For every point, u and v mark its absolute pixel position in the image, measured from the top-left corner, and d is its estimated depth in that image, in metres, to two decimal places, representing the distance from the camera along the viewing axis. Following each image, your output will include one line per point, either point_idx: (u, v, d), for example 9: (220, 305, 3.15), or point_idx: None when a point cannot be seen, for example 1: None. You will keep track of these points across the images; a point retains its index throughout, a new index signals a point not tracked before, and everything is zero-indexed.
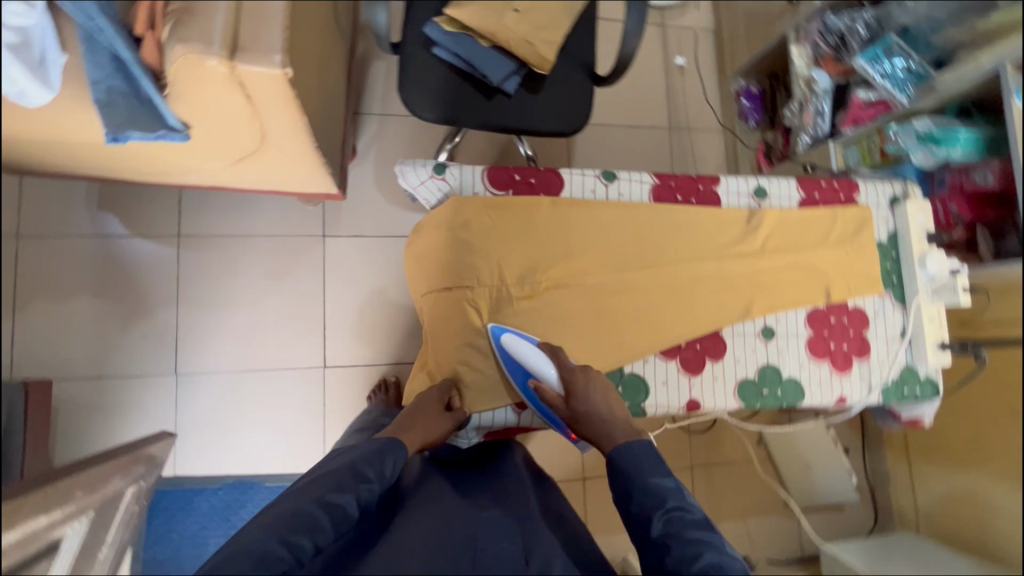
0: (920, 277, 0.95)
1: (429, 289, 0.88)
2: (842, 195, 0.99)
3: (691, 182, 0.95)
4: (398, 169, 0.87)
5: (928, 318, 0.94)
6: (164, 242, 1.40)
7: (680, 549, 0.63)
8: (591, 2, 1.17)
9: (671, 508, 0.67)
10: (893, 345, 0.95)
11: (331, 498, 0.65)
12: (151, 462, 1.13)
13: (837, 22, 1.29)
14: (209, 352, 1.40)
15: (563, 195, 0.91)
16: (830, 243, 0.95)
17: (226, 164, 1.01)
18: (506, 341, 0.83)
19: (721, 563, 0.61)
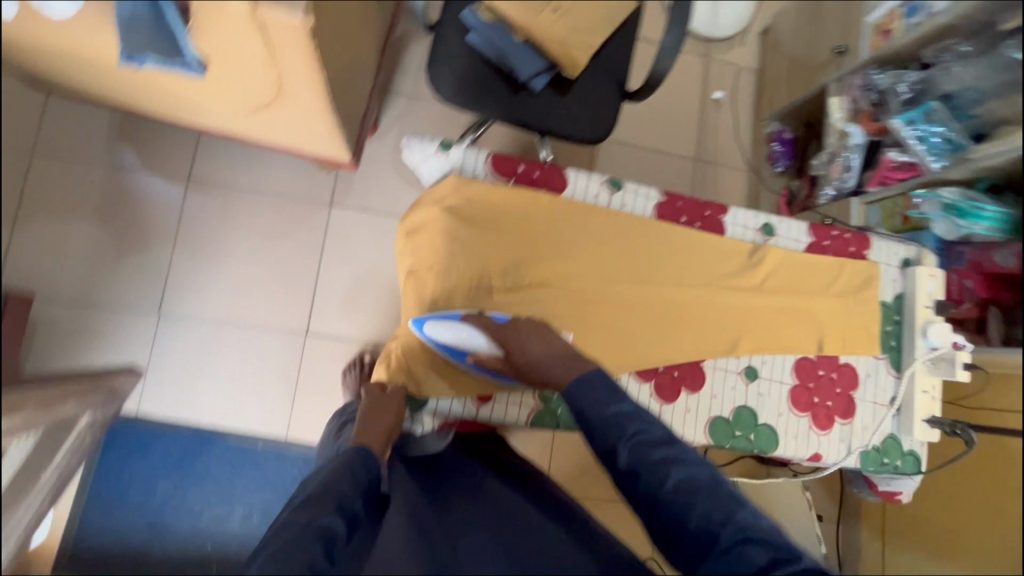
0: (921, 346, 0.92)
1: (406, 269, 0.86)
2: (853, 247, 0.96)
3: (698, 207, 0.92)
4: (405, 141, 0.88)
5: (920, 389, 0.91)
6: (173, 182, 1.40)
7: (651, 473, 0.64)
8: (633, 16, 1.16)
9: (634, 434, 0.67)
10: (880, 412, 0.92)
11: (315, 527, 0.61)
12: (110, 393, 1.11)
13: (881, 80, 1.28)
14: (195, 297, 1.39)
15: (564, 195, 0.90)
16: (830, 294, 0.92)
17: (240, 110, 1.01)
18: (428, 331, 0.81)
19: (689, 477, 0.64)
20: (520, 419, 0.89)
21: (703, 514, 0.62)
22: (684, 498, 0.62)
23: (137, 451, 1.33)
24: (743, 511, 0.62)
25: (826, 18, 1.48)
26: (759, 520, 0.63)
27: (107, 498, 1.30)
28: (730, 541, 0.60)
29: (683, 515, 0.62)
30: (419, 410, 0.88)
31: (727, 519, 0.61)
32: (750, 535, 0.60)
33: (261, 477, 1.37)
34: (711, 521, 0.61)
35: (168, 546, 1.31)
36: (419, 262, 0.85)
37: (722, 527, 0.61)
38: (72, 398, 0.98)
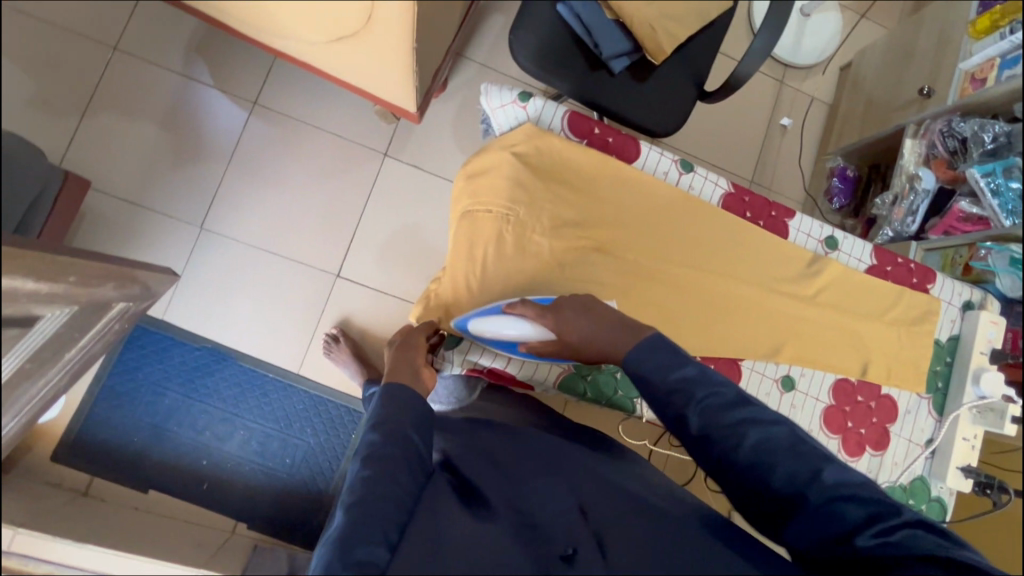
0: (970, 392, 0.97)
1: (472, 206, 0.90)
2: (915, 278, 1.03)
3: (765, 206, 0.99)
4: (485, 87, 0.95)
5: (961, 436, 0.96)
6: (238, 104, 1.42)
7: (725, 438, 0.64)
8: (724, 17, 1.15)
9: (703, 398, 0.66)
10: (914, 450, 0.98)
11: (390, 475, 0.62)
12: (146, 291, 1.13)
13: (964, 126, 1.23)
14: (240, 219, 1.41)
15: (636, 164, 0.97)
16: (884, 320, 0.98)
17: (324, 39, 1.02)
18: (475, 329, 0.84)
19: (767, 437, 0.64)
20: (548, 378, 0.92)
21: (787, 472, 0.62)
22: (765, 459, 0.63)
23: (156, 355, 1.35)
24: (831, 468, 0.62)
25: (914, 60, 1.44)
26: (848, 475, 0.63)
27: (119, 393, 1.33)
28: (818, 498, 0.61)
29: (766, 475, 0.63)
30: (453, 347, 0.91)
31: (814, 476, 0.62)
32: (840, 491, 0.61)
33: (267, 406, 1.38)
34: (795, 479, 0.62)
35: (167, 452, 1.33)
36: (478, 204, 0.90)
37: (810, 485, 0.61)
38: (115, 283, 1.00)
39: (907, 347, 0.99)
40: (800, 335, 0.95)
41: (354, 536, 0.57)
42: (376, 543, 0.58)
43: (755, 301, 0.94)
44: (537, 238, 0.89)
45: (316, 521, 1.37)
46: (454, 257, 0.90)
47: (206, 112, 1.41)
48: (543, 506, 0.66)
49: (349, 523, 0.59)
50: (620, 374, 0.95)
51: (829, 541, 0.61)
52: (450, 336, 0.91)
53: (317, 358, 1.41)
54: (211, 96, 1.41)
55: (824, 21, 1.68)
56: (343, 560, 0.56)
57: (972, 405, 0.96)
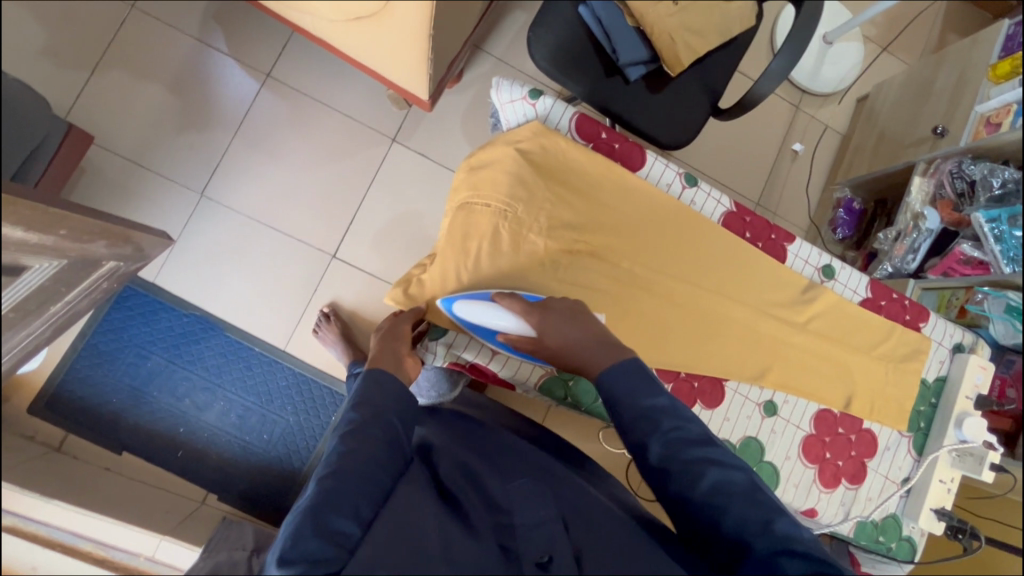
0: (951, 435, 0.96)
1: (470, 199, 0.90)
2: (908, 315, 1.02)
3: (765, 228, 0.99)
4: (497, 80, 0.95)
5: (938, 478, 0.96)
6: (251, 75, 1.41)
7: (684, 474, 0.64)
8: (745, 35, 1.14)
9: (669, 430, 0.66)
10: (889, 488, 0.98)
11: (371, 454, 0.64)
12: (138, 252, 1.12)
13: (973, 169, 1.22)
14: (241, 189, 1.40)
15: (640, 173, 0.97)
16: (873, 354, 0.98)
17: (340, 17, 1.01)
18: (458, 310, 0.83)
19: (724, 480, 0.64)
20: (530, 379, 0.92)
21: (738, 518, 0.62)
22: (719, 502, 0.63)
23: (143, 318, 1.34)
24: (783, 521, 0.62)
25: (930, 98, 1.44)
26: (805, 534, 0.62)
27: (102, 352, 1.32)
28: (764, 551, 0.60)
29: (717, 518, 0.63)
30: (438, 339, 0.89)
31: (765, 527, 0.61)
32: (790, 549, 0.59)
33: (249, 380, 1.38)
34: (745, 527, 0.61)
35: (144, 416, 1.32)
36: (477, 196, 0.89)
37: (759, 535, 0.61)
38: (107, 242, 1.00)
39: (894, 383, 0.98)
40: (788, 361, 0.95)
41: (325, 505, 0.58)
42: (346, 514, 0.58)
43: (747, 323, 0.94)
44: (532, 236, 0.88)
45: (286, 499, 1.36)
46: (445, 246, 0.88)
47: (218, 79, 1.40)
48: (524, 509, 0.65)
49: (325, 491, 0.59)
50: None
51: None
52: (435, 327, 0.90)
53: (303, 336, 1.41)
54: (223, 63, 1.40)
55: (845, 50, 1.67)
56: (314, 525, 0.56)
57: (952, 448, 0.95)
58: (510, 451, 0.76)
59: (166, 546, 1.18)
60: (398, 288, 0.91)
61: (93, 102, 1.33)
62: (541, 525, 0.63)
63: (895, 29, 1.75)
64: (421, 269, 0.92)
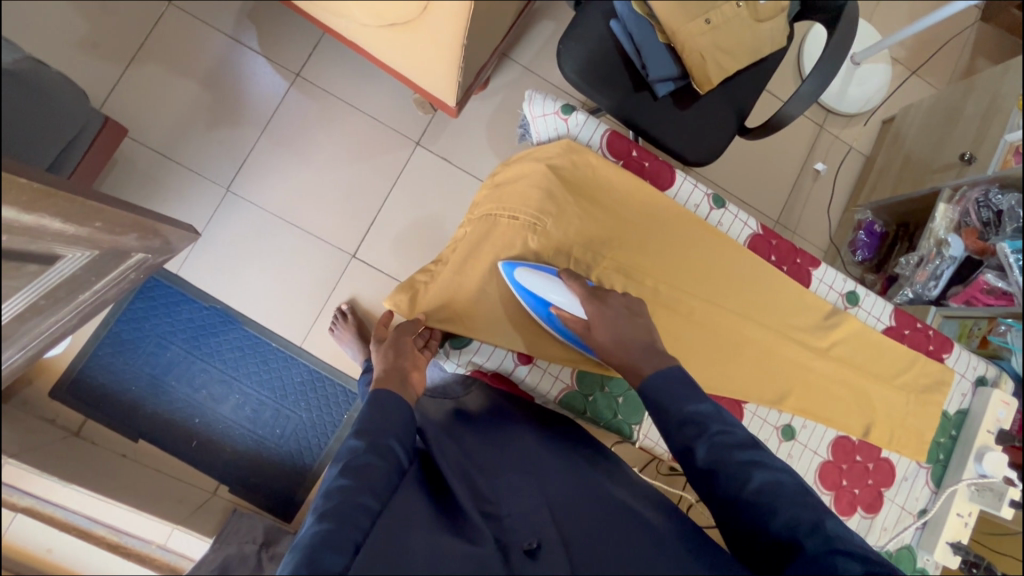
0: (971, 469, 0.95)
1: (495, 210, 0.91)
2: (932, 345, 1.01)
3: (791, 252, 0.99)
4: (530, 94, 0.95)
5: (956, 511, 0.95)
6: (282, 74, 1.44)
7: (732, 476, 0.64)
8: (775, 56, 1.14)
9: (715, 432, 0.66)
10: (905, 519, 0.97)
11: (370, 482, 0.61)
12: (165, 245, 1.14)
13: (1001, 199, 1.21)
14: (267, 186, 1.42)
15: (667, 192, 0.97)
16: (893, 384, 0.97)
17: (376, 23, 1.03)
18: (519, 274, 0.85)
19: (773, 481, 0.63)
20: (550, 392, 0.92)
21: (788, 518, 0.61)
22: (768, 502, 0.62)
23: (165, 308, 1.37)
24: (833, 521, 0.62)
25: (961, 123, 1.42)
26: (849, 535, 0.62)
27: (123, 340, 1.34)
28: (817, 550, 0.59)
29: (765, 518, 0.62)
30: (458, 348, 0.91)
31: (817, 527, 0.61)
32: (840, 548, 0.59)
33: (266, 374, 1.39)
34: (797, 527, 0.61)
35: (162, 405, 1.34)
36: (501, 208, 0.91)
37: (810, 535, 0.60)
38: (138, 234, 1.02)
39: (914, 413, 0.97)
40: (808, 385, 0.94)
41: (322, 543, 0.54)
42: (342, 550, 0.55)
43: (768, 345, 0.93)
44: (557, 250, 0.89)
45: (295, 495, 1.38)
46: (464, 265, 0.91)
47: (250, 77, 1.42)
48: (510, 500, 0.66)
49: (321, 530, 0.56)
50: (622, 400, 0.94)
51: None
52: (456, 337, 0.91)
53: (321, 334, 1.42)
54: (255, 61, 1.43)
55: (873, 72, 1.67)
56: (307, 566, 0.52)
57: (971, 483, 0.94)
58: (527, 446, 0.76)
59: (179, 535, 1.19)
60: (402, 294, 0.92)
61: (127, 94, 1.36)
62: (530, 521, 0.63)
63: (924, 52, 1.74)
64: (426, 276, 0.94)
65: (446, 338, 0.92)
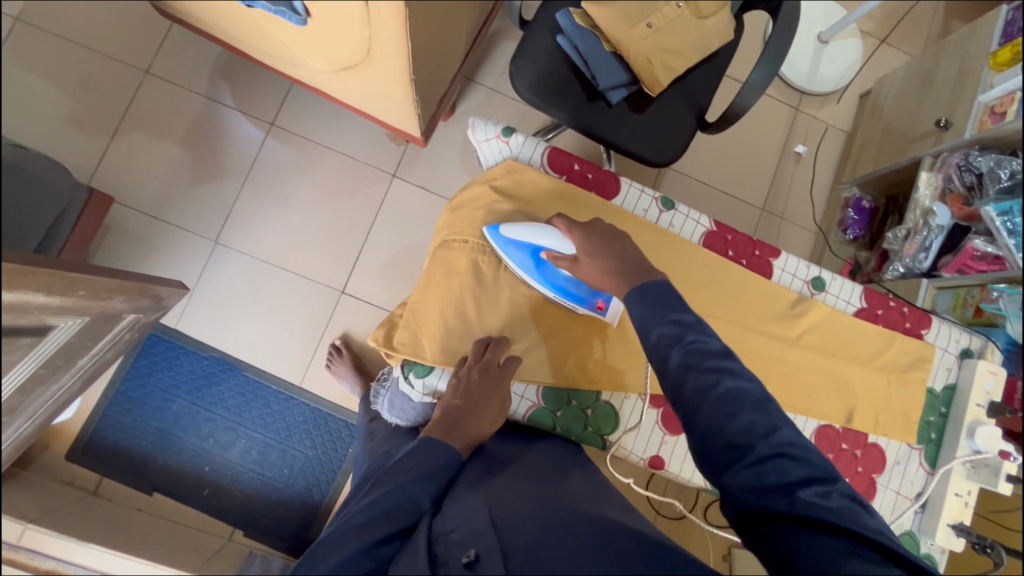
0: (964, 445, 0.92)
1: (448, 236, 0.93)
2: (909, 323, 0.99)
3: (748, 245, 0.98)
4: (472, 121, 0.97)
5: (953, 491, 0.92)
6: (257, 125, 1.49)
7: (702, 379, 0.64)
8: (724, 51, 1.14)
9: (689, 339, 0.67)
10: (903, 503, 0.94)
11: (372, 531, 0.63)
12: (157, 303, 1.18)
13: (981, 161, 1.18)
14: (252, 234, 1.47)
15: (615, 200, 0.97)
16: (874, 366, 0.95)
17: (330, 68, 1.07)
18: (504, 232, 0.87)
19: (739, 389, 0.64)
20: (518, 411, 0.92)
21: (748, 423, 0.63)
22: (732, 404, 0.63)
23: (166, 362, 1.41)
24: (787, 429, 0.63)
25: (934, 90, 1.40)
26: (801, 442, 0.64)
27: (129, 398, 1.38)
28: (767, 450, 0.61)
29: (725, 422, 0.62)
30: (421, 376, 0.89)
31: (769, 431, 0.62)
32: (790, 451, 0.62)
33: (269, 417, 1.42)
34: (753, 431, 0.62)
35: (172, 457, 1.38)
36: (454, 234, 0.93)
37: (762, 438, 0.62)
38: (125, 296, 1.06)
39: (896, 394, 0.95)
40: (783, 377, 0.93)
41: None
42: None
43: (736, 342, 0.92)
44: (510, 271, 0.91)
45: (307, 532, 1.40)
46: (424, 294, 0.91)
47: (228, 132, 1.48)
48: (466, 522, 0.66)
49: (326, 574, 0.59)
50: (591, 411, 0.94)
51: (774, 495, 0.59)
52: (419, 365, 0.89)
53: (315, 371, 1.45)
54: (232, 116, 1.49)
55: (841, 49, 1.66)
56: None
57: (965, 460, 0.92)
58: (488, 476, 0.77)
59: None
60: (381, 328, 0.95)
61: (114, 162, 1.42)
62: (476, 533, 0.64)
63: (893, 22, 1.72)
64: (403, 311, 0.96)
65: (409, 366, 0.90)
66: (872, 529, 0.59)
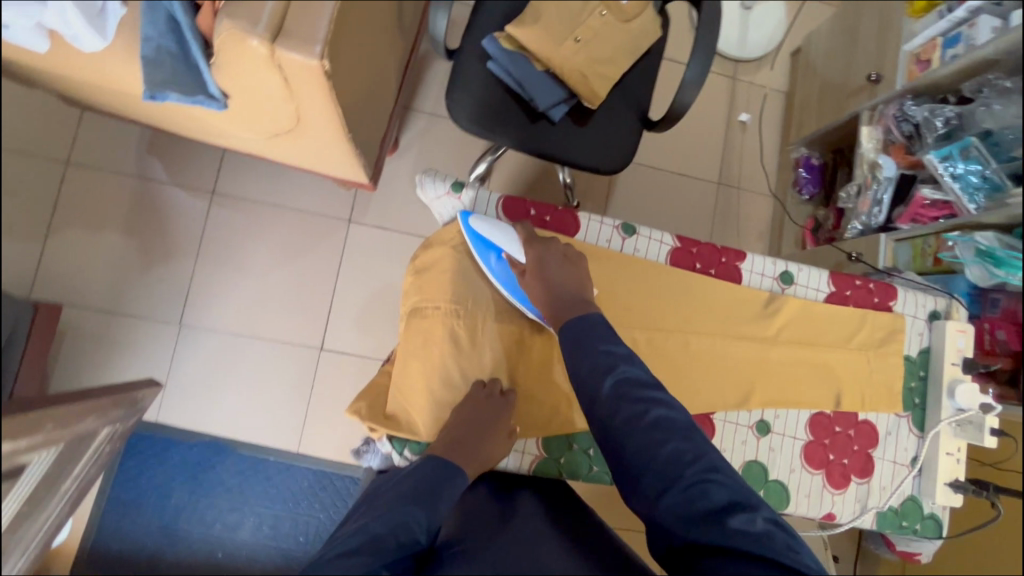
0: (948, 406, 0.97)
1: (418, 303, 0.91)
2: (877, 297, 1.02)
3: (714, 254, 0.98)
4: (420, 179, 0.96)
5: (944, 451, 0.96)
6: (198, 195, 1.44)
7: (631, 409, 0.71)
8: (656, 47, 1.14)
9: (621, 371, 0.74)
10: (901, 471, 0.98)
11: (363, 561, 0.63)
12: (133, 406, 1.14)
13: (916, 111, 1.22)
14: (216, 310, 1.42)
15: (578, 238, 0.96)
16: (853, 346, 0.99)
17: (262, 137, 1.03)
18: (473, 222, 0.90)
19: (666, 418, 0.71)
20: (522, 466, 0.92)
21: (675, 450, 0.69)
22: (661, 433, 0.70)
23: (155, 457, 1.37)
24: (712, 456, 0.69)
25: (860, 42, 1.42)
26: (728, 469, 0.70)
27: (123, 502, 1.34)
28: (695, 476, 0.67)
29: (655, 449, 0.69)
30: (417, 453, 0.87)
31: (696, 458, 0.69)
32: (714, 477, 0.68)
33: (273, 489, 1.40)
34: (681, 457, 0.69)
35: (181, 552, 1.35)
36: (425, 300, 0.91)
37: (690, 465, 0.68)
38: (96, 413, 1.02)
39: (877, 369, 0.98)
40: (767, 373, 0.95)
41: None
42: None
43: (718, 348, 0.94)
44: (488, 329, 0.91)
45: None
46: (404, 366, 0.90)
47: (169, 209, 1.42)
48: None
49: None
50: (594, 451, 0.93)
51: (697, 520, 0.66)
52: (414, 442, 0.88)
53: (309, 433, 1.43)
54: (170, 191, 1.43)
55: (765, 14, 1.68)
56: None
57: (950, 420, 0.95)
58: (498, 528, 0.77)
59: None
60: (364, 403, 0.92)
61: None
62: None
63: None
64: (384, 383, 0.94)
65: (404, 445, 0.88)
66: (791, 551, 0.64)
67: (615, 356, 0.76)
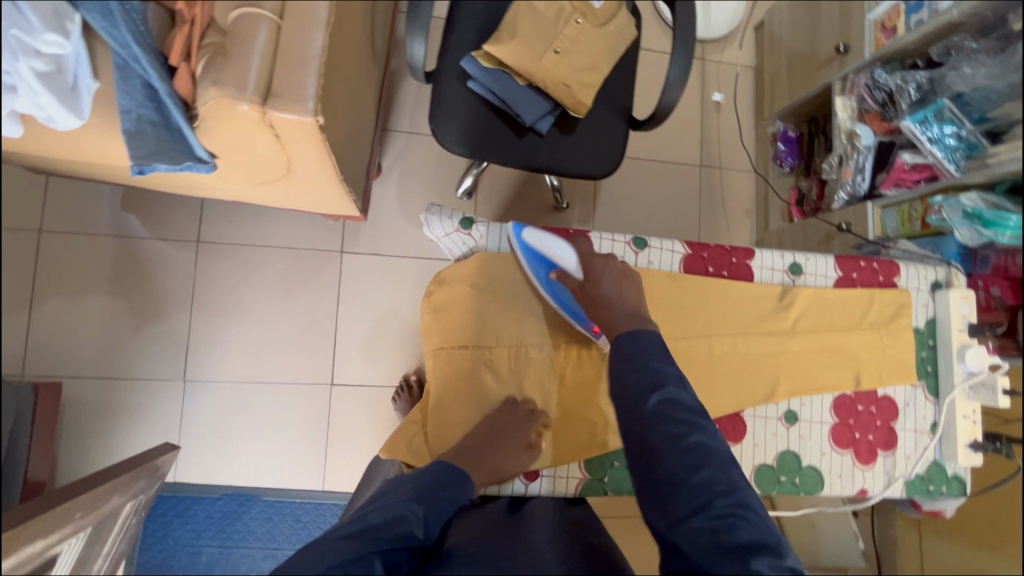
0: (959, 370, 1.01)
1: (443, 344, 0.93)
2: (882, 276, 1.07)
3: (724, 256, 1.02)
4: (426, 219, 0.98)
5: (961, 414, 1.00)
6: (182, 246, 1.40)
7: (673, 429, 0.71)
8: (633, 46, 1.14)
9: (670, 391, 0.74)
10: (923, 439, 1.02)
11: (360, 545, 0.63)
12: (154, 473, 1.12)
13: (887, 78, 1.25)
14: (219, 360, 1.39)
15: None
16: (865, 326, 1.02)
17: (249, 186, 1.00)
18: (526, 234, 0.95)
19: (705, 445, 0.70)
20: (568, 490, 0.94)
21: (709, 477, 0.68)
22: (698, 459, 0.69)
23: (178, 517, 1.35)
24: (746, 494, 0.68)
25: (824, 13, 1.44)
26: (759, 514, 0.69)
27: (153, 566, 1.32)
28: (725, 507, 0.66)
29: (690, 472, 0.68)
30: None
31: (729, 491, 0.68)
32: (744, 513, 0.67)
33: (303, 531, 1.39)
34: (713, 485, 0.68)
35: None
36: (447, 339, 0.93)
37: (722, 495, 0.67)
38: (119, 490, 0.99)
39: (890, 344, 1.02)
40: (784, 360, 0.99)
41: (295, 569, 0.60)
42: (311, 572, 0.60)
43: (739, 347, 0.98)
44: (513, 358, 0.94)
45: None
46: (441, 405, 0.92)
47: (153, 264, 1.38)
48: None
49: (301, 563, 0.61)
50: None
51: (719, 552, 0.64)
52: None
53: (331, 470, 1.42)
54: (150, 245, 1.39)
55: None
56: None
57: (964, 384, 1.00)
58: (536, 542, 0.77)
59: None
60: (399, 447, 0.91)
61: None
62: None
63: None
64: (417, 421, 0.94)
65: None
66: None
67: (650, 370, 0.76)
